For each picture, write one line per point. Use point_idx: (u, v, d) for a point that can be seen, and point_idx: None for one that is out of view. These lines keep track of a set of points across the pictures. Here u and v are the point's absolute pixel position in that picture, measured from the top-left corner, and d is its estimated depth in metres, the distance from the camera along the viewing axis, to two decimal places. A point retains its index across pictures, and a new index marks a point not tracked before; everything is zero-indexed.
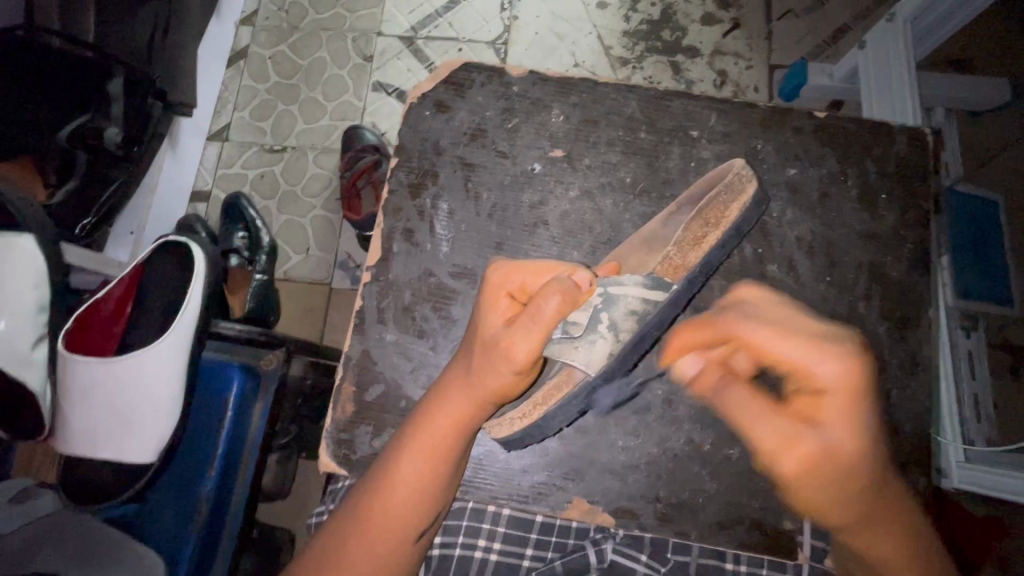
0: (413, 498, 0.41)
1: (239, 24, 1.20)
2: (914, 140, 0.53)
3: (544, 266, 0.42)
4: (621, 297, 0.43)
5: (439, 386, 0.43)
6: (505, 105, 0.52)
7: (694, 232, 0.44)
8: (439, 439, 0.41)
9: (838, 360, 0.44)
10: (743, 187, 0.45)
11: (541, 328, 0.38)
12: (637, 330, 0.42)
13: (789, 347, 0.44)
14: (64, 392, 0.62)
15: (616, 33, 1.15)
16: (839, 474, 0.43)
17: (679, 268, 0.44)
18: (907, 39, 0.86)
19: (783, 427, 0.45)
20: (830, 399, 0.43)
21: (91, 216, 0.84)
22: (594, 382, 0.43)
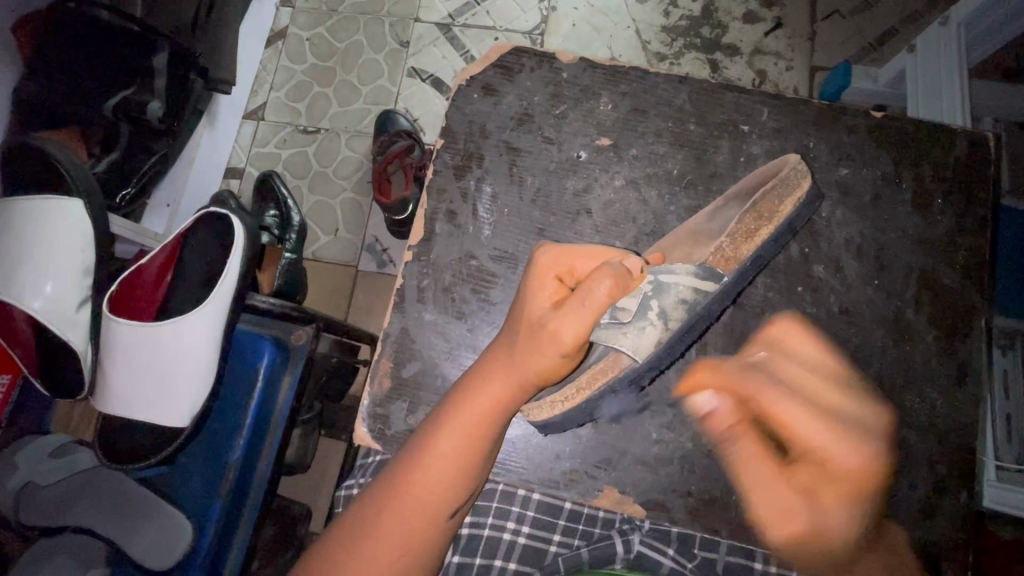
0: (449, 475, 0.42)
1: (280, 5, 1.21)
2: (974, 144, 0.51)
3: (593, 251, 0.42)
4: (671, 286, 0.42)
5: (481, 366, 0.43)
6: (552, 92, 0.52)
7: (747, 225, 0.44)
8: (479, 417, 0.42)
9: (862, 451, 0.44)
10: (799, 182, 0.44)
11: (591, 311, 0.39)
12: (687, 319, 0.42)
13: (809, 436, 0.43)
14: (107, 352, 0.64)
15: (654, 28, 1.14)
16: (822, 527, 0.44)
17: (731, 260, 0.43)
18: (961, 45, 0.84)
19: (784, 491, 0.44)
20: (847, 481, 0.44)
21: (131, 187, 0.85)
22: (641, 370, 0.42)
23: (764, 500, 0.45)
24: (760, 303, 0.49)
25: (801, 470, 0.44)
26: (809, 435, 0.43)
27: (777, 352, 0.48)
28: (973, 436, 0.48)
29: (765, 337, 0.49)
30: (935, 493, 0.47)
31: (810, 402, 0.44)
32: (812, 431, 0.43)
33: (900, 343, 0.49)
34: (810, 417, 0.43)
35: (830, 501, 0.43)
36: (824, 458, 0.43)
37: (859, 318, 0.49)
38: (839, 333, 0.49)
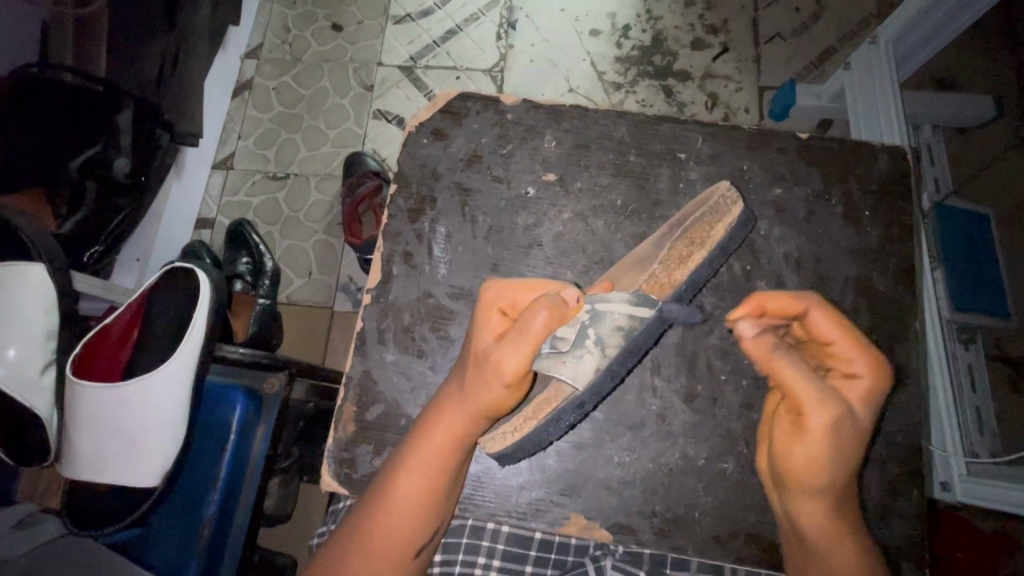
0: (411, 514, 0.42)
1: (245, 57, 1.24)
2: (895, 158, 0.55)
3: (535, 283, 0.44)
4: (607, 313, 0.43)
5: (435, 403, 0.44)
6: (499, 132, 0.54)
7: (678, 251, 0.45)
8: (435, 454, 0.43)
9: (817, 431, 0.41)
10: (728, 209, 0.47)
11: (530, 341, 0.39)
12: (624, 345, 0.43)
13: (845, 341, 0.43)
14: (71, 415, 0.63)
15: (609, 59, 1.19)
16: (850, 440, 0.41)
17: (665, 285, 0.45)
18: (890, 62, 0.90)
19: (827, 394, 0.41)
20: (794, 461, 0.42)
21: (100, 244, 0.85)
22: (583, 397, 0.43)
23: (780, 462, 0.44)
24: (709, 322, 0.51)
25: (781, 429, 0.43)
26: (842, 345, 0.43)
27: (729, 367, 0.50)
28: (920, 435, 0.50)
29: (716, 354, 0.50)
30: (890, 494, 0.49)
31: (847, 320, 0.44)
32: (845, 341, 0.43)
33: None
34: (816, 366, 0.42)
35: (858, 403, 0.42)
36: (853, 365, 0.43)
37: None
38: None
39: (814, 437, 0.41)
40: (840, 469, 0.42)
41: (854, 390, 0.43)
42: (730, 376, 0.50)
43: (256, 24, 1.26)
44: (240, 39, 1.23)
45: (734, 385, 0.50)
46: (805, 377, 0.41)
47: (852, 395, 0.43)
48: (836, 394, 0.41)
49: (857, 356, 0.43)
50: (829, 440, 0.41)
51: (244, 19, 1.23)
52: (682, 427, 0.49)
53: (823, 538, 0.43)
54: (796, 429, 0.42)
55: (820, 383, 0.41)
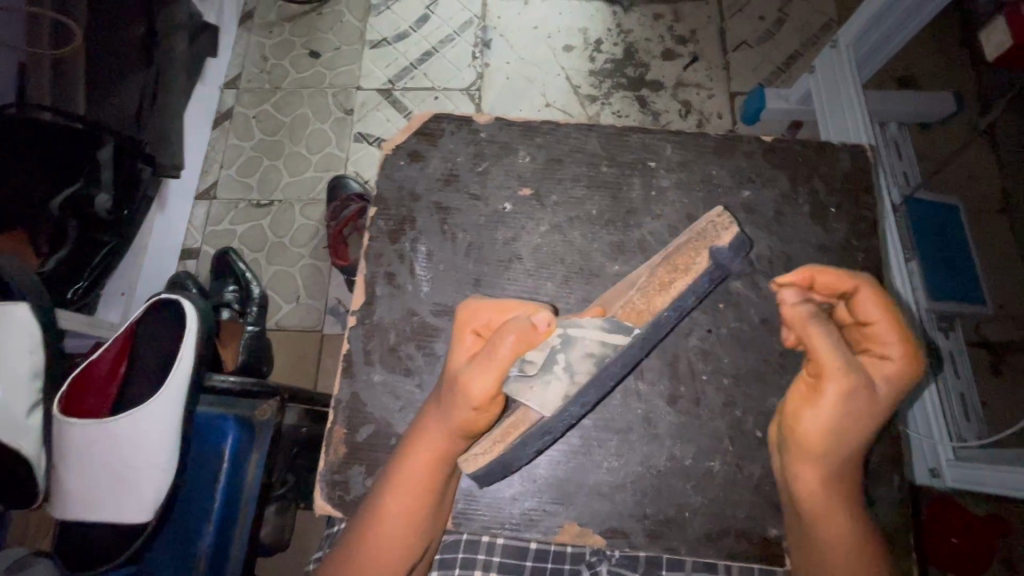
0: (400, 532, 0.44)
1: (224, 87, 1.25)
2: (856, 156, 0.57)
3: (507, 305, 0.45)
4: (579, 338, 0.45)
5: (417, 424, 0.45)
6: (474, 151, 0.56)
7: (660, 277, 0.47)
8: (419, 476, 0.44)
9: (835, 407, 0.43)
10: (716, 234, 0.49)
11: (497, 365, 0.40)
12: (594, 371, 0.44)
13: (887, 322, 0.44)
14: (61, 454, 0.62)
15: (583, 73, 1.22)
16: (861, 416, 0.43)
17: (642, 313, 0.45)
18: (850, 63, 0.93)
19: (854, 365, 0.43)
20: (808, 430, 0.44)
21: (83, 281, 0.85)
22: (551, 422, 0.44)
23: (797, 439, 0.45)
24: (688, 324, 0.52)
25: (802, 395, 0.45)
26: (885, 330, 0.45)
27: (710, 367, 0.51)
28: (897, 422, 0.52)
29: (697, 356, 0.52)
30: (872, 482, 0.51)
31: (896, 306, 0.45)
32: (885, 324, 0.45)
33: None
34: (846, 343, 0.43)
35: (882, 380, 0.44)
36: (888, 346, 0.44)
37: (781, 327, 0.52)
38: (766, 343, 0.52)
39: (828, 403, 0.43)
40: (844, 441, 0.44)
41: (883, 372, 0.44)
42: (711, 376, 0.51)
43: (234, 55, 1.28)
44: (219, 70, 1.24)
45: (716, 385, 0.51)
46: (834, 350, 0.43)
47: (879, 376, 0.44)
48: (863, 369, 0.43)
49: (894, 342, 0.44)
50: (841, 408, 0.43)
51: (221, 51, 1.25)
52: (668, 429, 0.50)
53: (816, 508, 0.45)
54: (811, 394, 0.44)
55: (845, 356, 0.43)
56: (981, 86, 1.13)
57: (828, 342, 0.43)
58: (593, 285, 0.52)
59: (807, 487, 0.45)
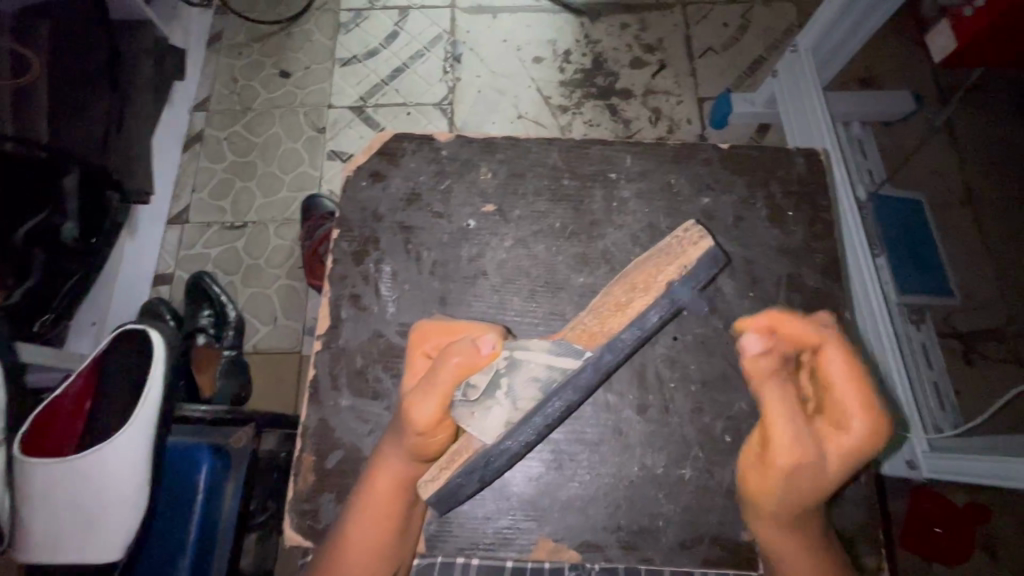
0: (367, 563, 0.44)
1: (193, 110, 1.24)
2: (811, 159, 0.58)
3: (458, 326, 0.46)
4: (525, 362, 0.45)
5: (378, 450, 0.46)
6: (436, 169, 0.57)
7: (617, 297, 0.48)
8: (382, 503, 0.44)
9: (782, 468, 0.42)
10: (683, 250, 0.49)
11: (440, 389, 0.41)
12: (538, 397, 0.44)
13: (847, 388, 0.42)
14: (25, 496, 0.60)
15: (553, 84, 1.23)
16: (809, 482, 0.42)
17: (596, 335, 0.46)
18: (811, 66, 0.95)
19: (803, 434, 0.41)
20: (761, 486, 0.44)
21: (50, 313, 0.83)
22: (491, 451, 0.44)
23: (756, 490, 0.44)
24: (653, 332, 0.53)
25: (756, 450, 0.44)
26: (846, 399, 0.42)
27: (676, 374, 0.52)
28: None
29: (663, 363, 0.53)
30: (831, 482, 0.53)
31: (863, 369, 0.42)
32: (849, 389, 0.42)
33: None
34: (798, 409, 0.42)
35: (836, 451, 0.42)
36: (849, 416, 0.42)
37: None
38: (730, 347, 0.53)
39: (772, 469, 0.43)
40: (793, 502, 0.44)
41: (841, 442, 0.42)
42: (677, 383, 0.52)
43: (202, 77, 1.27)
44: (187, 92, 1.23)
45: (683, 392, 0.52)
46: (787, 418, 0.42)
47: (834, 447, 0.42)
48: (814, 439, 0.42)
49: (852, 413, 0.42)
50: (787, 475, 0.42)
51: (189, 73, 1.23)
52: (638, 438, 0.51)
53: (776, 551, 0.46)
54: (761, 456, 0.44)
55: (795, 421, 0.42)
56: (938, 83, 1.17)
57: (777, 403, 0.42)
58: (559, 299, 0.53)
59: (768, 534, 0.46)
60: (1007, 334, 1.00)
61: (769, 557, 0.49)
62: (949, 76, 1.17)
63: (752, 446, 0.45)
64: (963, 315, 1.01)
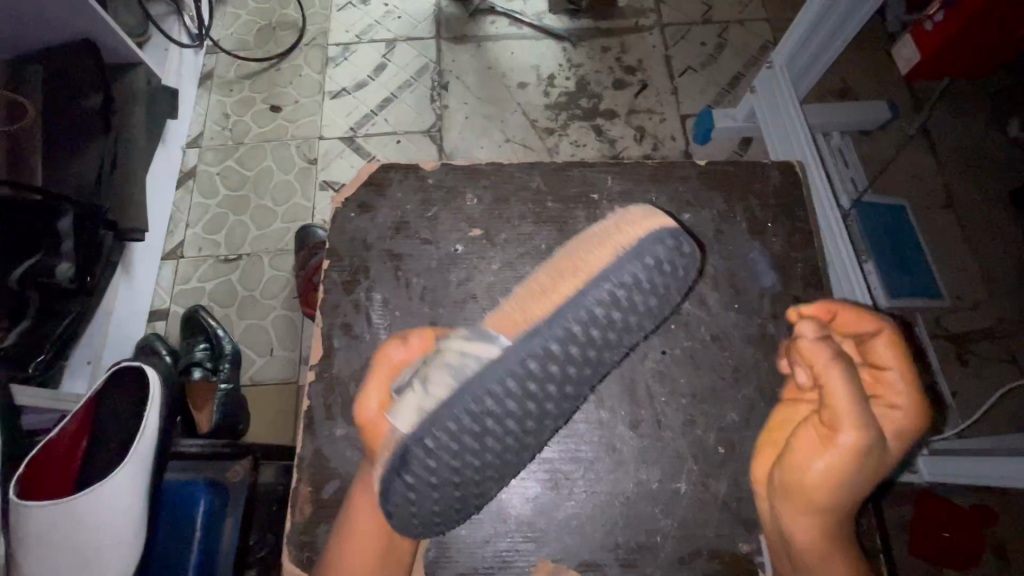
0: None
1: (186, 147, 1.26)
2: (785, 173, 0.61)
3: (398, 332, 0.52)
4: (446, 351, 0.43)
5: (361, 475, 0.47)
6: (422, 197, 0.59)
7: (544, 280, 0.43)
8: (368, 525, 0.45)
9: (853, 446, 0.42)
10: (618, 230, 0.43)
11: (378, 380, 0.47)
12: (447, 386, 0.40)
13: (900, 371, 0.46)
14: (16, 540, 0.58)
15: (539, 107, 1.26)
16: (873, 467, 0.43)
17: (518, 321, 0.41)
18: (786, 80, 0.97)
19: (873, 421, 0.42)
20: (825, 470, 0.42)
21: (46, 352, 0.81)
22: (488, 479, 0.43)
23: (816, 485, 0.43)
24: (642, 347, 0.54)
25: (813, 435, 0.44)
26: (897, 383, 0.46)
27: (667, 389, 0.53)
28: None
29: (654, 377, 0.54)
30: None
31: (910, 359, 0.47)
32: (901, 374, 0.46)
33: (770, 357, 0.54)
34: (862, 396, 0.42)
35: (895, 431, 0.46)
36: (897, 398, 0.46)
37: (730, 342, 0.55)
38: (715, 359, 0.54)
39: (843, 454, 0.42)
40: (854, 492, 0.44)
41: (892, 426, 0.46)
42: (668, 397, 0.53)
43: (194, 115, 1.29)
44: (180, 130, 1.25)
45: (675, 405, 0.53)
46: (856, 399, 0.41)
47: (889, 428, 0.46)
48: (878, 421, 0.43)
49: (902, 397, 0.46)
50: (854, 463, 0.42)
51: (182, 112, 1.26)
52: (633, 453, 0.52)
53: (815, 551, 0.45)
54: (823, 441, 0.43)
55: (865, 406, 0.42)
56: (913, 91, 1.20)
57: (852, 387, 0.41)
58: None
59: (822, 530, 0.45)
60: (998, 333, 1.01)
61: (765, 565, 0.49)
62: (922, 84, 1.21)
63: (808, 436, 0.44)
64: (952, 316, 1.02)
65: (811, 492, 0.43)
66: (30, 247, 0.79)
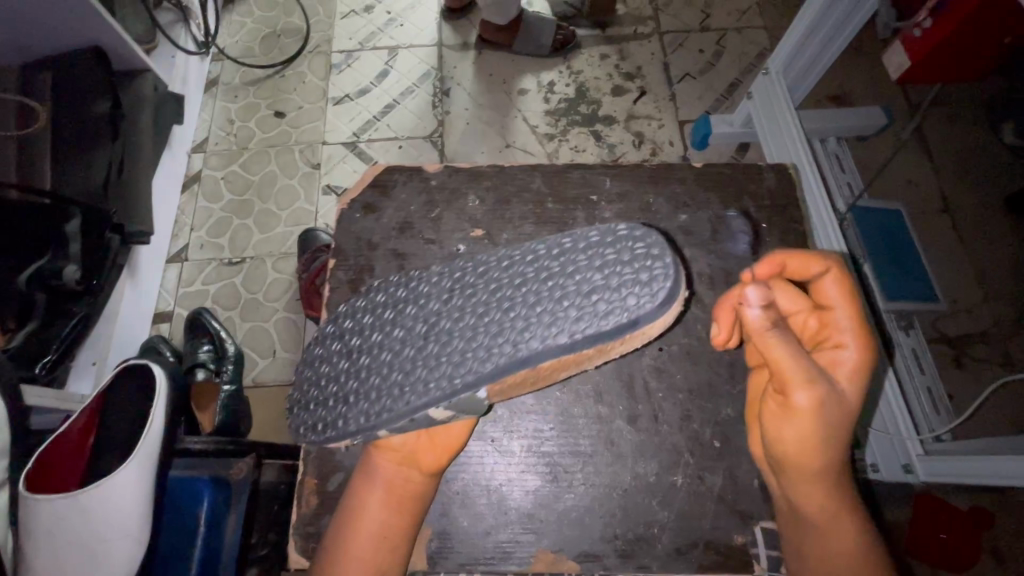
0: (366, 570, 0.47)
1: (191, 151, 1.28)
2: (779, 175, 0.63)
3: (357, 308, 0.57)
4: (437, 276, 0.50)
5: (366, 465, 0.49)
6: (426, 199, 0.61)
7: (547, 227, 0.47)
8: (375, 511, 0.47)
9: (807, 400, 0.42)
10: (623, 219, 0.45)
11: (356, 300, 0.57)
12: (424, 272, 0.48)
13: (848, 310, 0.45)
14: (28, 532, 0.60)
15: (539, 113, 1.28)
16: (839, 417, 0.43)
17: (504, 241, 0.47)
18: (781, 85, 0.99)
19: (819, 373, 0.42)
20: (792, 424, 0.43)
21: (51, 354, 0.83)
22: None
23: (791, 442, 0.44)
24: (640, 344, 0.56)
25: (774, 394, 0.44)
26: (849, 322, 0.45)
27: (664, 384, 0.55)
28: None
29: (651, 374, 0.55)
30: None
31: (854, 295, 0.45)
32: (844, 309, 0.45)
33: None
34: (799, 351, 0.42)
35: (852, 372, 0.44)
36: (847, 337, 0.45)
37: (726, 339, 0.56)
38: (712, 356, 0.55)
39: (807, 415, 0.42)
40: (833, 448, 0.44)
41: (848, 368, 0.44)
42: (666, 392, 0.54)
43: (200, 120, 1.31)
44: (186, 135, 1.27)
45: (672, 400, 0.54)
46: (792, 355, 0.41)
47: (845, 369, 0.44)
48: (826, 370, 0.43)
49: (855, 336, 0.45)
50: (816, 418, 0.42)
51: (187, 117, 1.28)
52: (631, 447, 0.53)
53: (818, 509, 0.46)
54: (784, 411, 0.43)
55: (809, 362, 0.42)
56: (908, 97, 1.22)
57: (784, 345, 0.41)
58: None
59: (815, 486, 0.45)
60: (994, 336, 1.03)
61: (761, 558, 0.50)
62: (917, 91, 1.23)
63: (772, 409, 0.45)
64: (948, 319, 1.04)
65: (786, 449, 0.45)
66: (33, 246, 0.80)
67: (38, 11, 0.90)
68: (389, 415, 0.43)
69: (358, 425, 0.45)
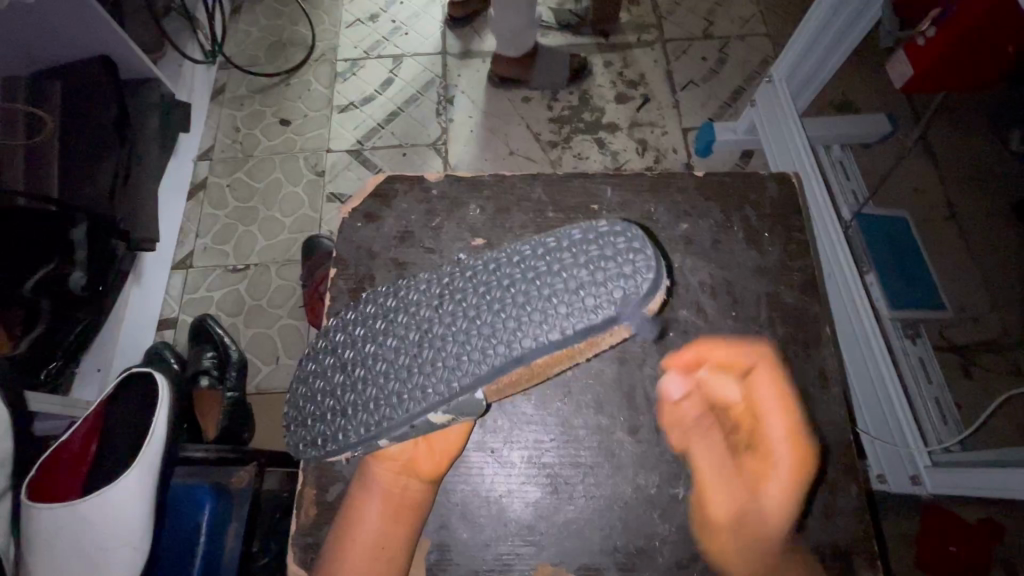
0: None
1: (196, 159, 1.29)
2: (780, 185, 0.63)
3: None
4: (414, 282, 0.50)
5: (366, 474, 0.49)
6: (426, 208, 0.61)
7: None
8: (373, 520, 0.47)
9: (716, 494, 0.49)
10: None
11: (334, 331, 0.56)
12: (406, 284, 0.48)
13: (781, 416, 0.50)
14: (29, 541, 0.59)
15: (543, 121, 1.29)
16: (757, 530, 0.48)
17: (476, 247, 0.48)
18: (785, 91, 0.99)
19: (725, 471, 0.49)
20: (716, 519, 0.49)
21: (57, 359, 0.84)
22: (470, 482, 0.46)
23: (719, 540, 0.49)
24: (640, 354, 0.56)
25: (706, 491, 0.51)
26: (780, 430, 0.50)
27: None
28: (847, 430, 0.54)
29: (652, 384, 0.55)
30: (828, 491, 0.52)
31: (786, 396, 0.51)
32: (777, 413, 0.50)
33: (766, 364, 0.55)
34: (712, 452, 0.50)
35: (779, 476, 0.48)
36: (775, 444, 0.49)
37: None
38: None
39: (721, 526, 0.49)
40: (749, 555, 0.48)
41: (778, 471, 0.48)
42: (667, 403, 0.54)
43: (205, 128, 1.32)
44: (191, 143, 1.28)
45: None
46: (705, 454, 0.50)
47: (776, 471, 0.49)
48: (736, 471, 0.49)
49: (786, 448, 0.49)
50: (729, 517, 0.48)
51: (193, 125, 1.29)
52: (631, 458, 0.53)
53: None
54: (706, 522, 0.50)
55: (727, 462, 0.50)
56: (913, 105, 1.22)
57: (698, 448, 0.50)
58: None
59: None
60: (1002, 345, 1.01)
61: None
62: (921, 98, 1.22)
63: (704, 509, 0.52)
64: (955, 328, 1.02)
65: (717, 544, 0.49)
66: (37, 252, 0.79)
67: (48, 18, 0.90)
68: (389, 423, 0.44)
69: (358, 437, 0.45)
